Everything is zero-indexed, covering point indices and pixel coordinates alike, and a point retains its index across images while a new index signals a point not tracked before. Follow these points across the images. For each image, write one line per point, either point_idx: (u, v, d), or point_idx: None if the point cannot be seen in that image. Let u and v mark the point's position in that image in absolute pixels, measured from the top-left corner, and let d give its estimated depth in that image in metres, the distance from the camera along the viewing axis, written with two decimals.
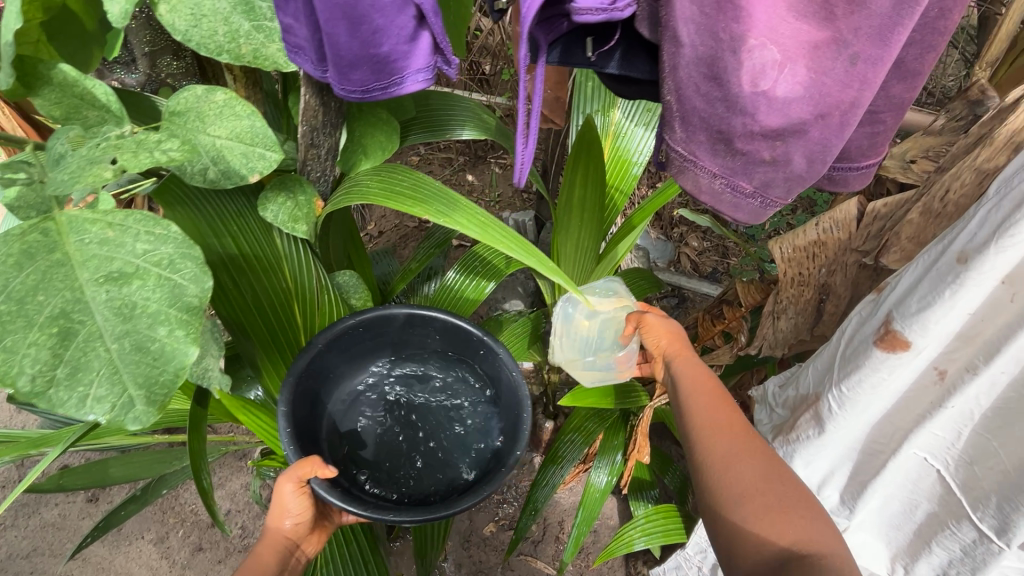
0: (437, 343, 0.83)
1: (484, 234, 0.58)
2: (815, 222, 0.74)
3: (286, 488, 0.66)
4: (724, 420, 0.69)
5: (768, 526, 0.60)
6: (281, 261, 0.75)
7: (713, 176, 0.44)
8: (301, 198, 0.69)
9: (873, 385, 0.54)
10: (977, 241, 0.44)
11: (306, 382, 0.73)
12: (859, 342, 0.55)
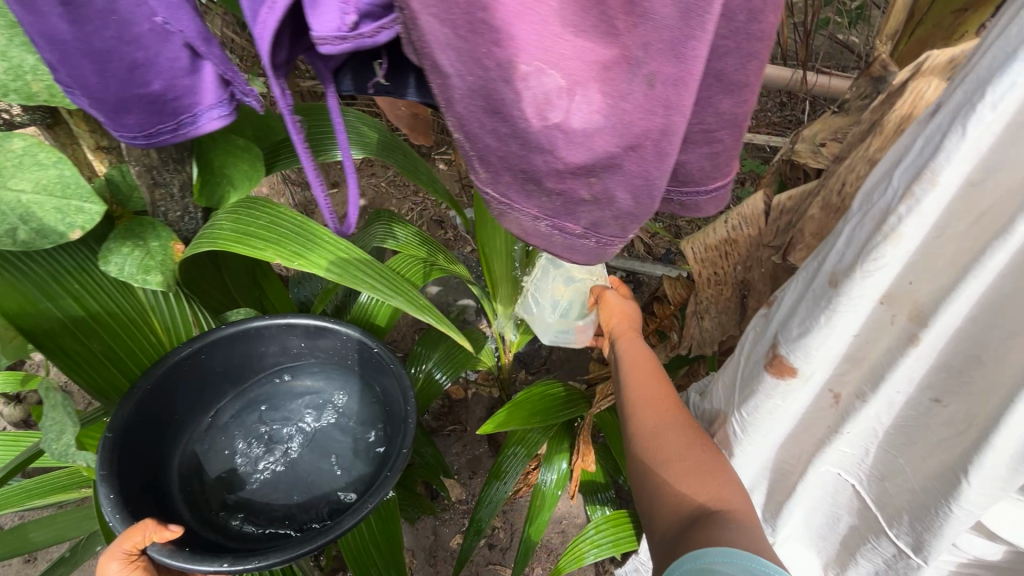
0: (301, 347, 0.75)
1: (342, 275, 0.52)
2: (724, 219, 0.70)
3: (110, 570, 0.54)
4: (657, 396, 0.69)
5: (686, 481, 0.59)
6: (149, 312, 0.67)
7: (533, 219, 0.32)
8: (153, 245, 0.61)
9: (772, 411, 0.56)
10: (844, 263, 0.43)
11: (140, 428, 0.64)
12: (753, 367, 0.55)
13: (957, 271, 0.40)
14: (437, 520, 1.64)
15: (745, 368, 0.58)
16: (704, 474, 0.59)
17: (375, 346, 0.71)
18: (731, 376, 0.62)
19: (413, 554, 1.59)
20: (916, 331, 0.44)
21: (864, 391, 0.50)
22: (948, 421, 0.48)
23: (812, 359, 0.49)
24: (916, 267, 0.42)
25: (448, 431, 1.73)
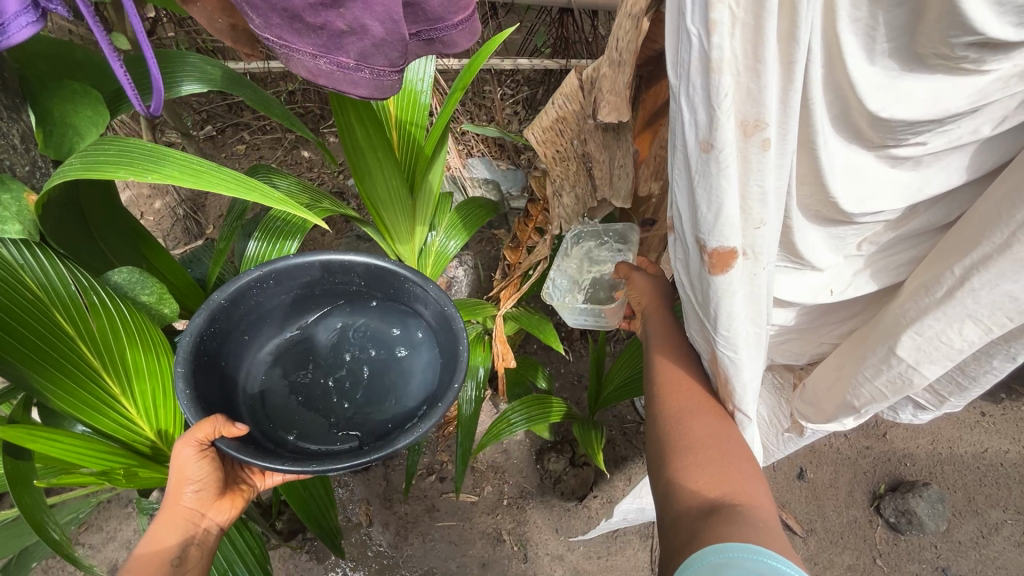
0: (360, 284, 0.86)
1: (197, 181, 0.57)
2: (552, 101, 0.82)
3: (184, 455, 0.70)
4: (683, 383, 0.72)
5: (705, 474, 0.60)
6: (18, 270, 0.69)
7: (314, 57, 0.50)
8: (4, 196, 0.62)
9: (730, 304, 0.58)
10: (704, 126, 0.46)
11: (208, 347, 0.75)
12: (700, 280, 0.57)
13: (754, 70, 0.43)
14: (387, 467, 1.73)
15: (692, 286, 0.60)
16: (723, 469, 0.61)
17: (432, 288, 0.81)
18: (699, 323, 0.65)
19: (369, 503, 1.68)
20: (764, 136, 0.47)
21: (756, 214, 0.53)
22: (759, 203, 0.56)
23: (725, 233, 0.52)
24: (744, 94, 0.45)
25: None
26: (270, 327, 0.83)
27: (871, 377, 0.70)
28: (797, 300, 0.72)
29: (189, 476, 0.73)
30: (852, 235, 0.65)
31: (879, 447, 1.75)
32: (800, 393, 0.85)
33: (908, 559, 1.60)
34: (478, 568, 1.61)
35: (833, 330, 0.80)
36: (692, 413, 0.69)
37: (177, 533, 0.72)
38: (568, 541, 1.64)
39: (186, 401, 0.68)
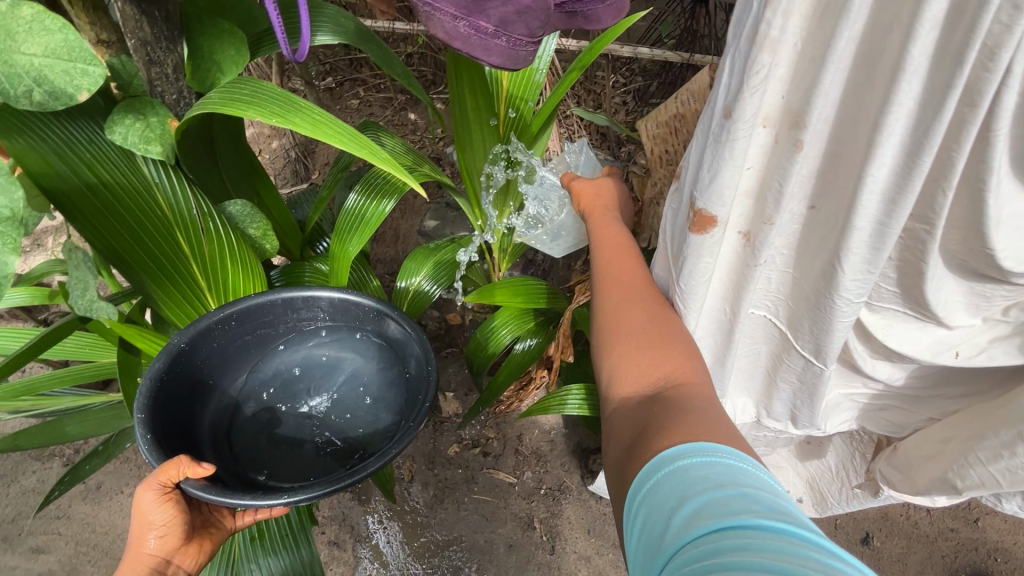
0: (324, 318, 0.89)
1: (316, 131, 0.58)
2: (674, 98, 0.75)
3: (147, 500, 0.69)
4: (621, 268, 0.73)
5: (648, 358, 0.62)
6: (153, 188, 0.75)
7: (454, 18, 0.47)
8: (153, 119, 0.68)
9: (705, 269, 0.58)
10: (732, 92, 0.46)
11: (171, 387, 0.77)
12: (681, 234, 0.58)
13: (817, 62, 0.43)
14: (435, 430, 1.78)
15: (674, 239, 0.61)
16: (665, 350, 0.63)
17: (394, 315, 0.85)
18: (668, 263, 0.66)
19: (413, 460, 1.75)
20: (799, 136, 0.47)
21: (768, 211, 0.52)
22: (814, 217, 0.53)
23: (723, 203, 0.52)
24: (792, 78, 0.45)
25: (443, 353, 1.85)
26: (233, 366, 0.85)
27: (985, 460, 0.61)
28: (914, 357, 0.62)
29: (151, 521, 0.71)
30: (1001, 297, 0.56)
31: (966, 533, 1.57)
32: (888, 455, 0.76)
33: None
34: (503, 547, 1.63)
35: (940, 402, 0.69)
36: (628, 297, 0.69)
37: None
38: (598, 544, 1.62)
39: (148, 446, 0.69)
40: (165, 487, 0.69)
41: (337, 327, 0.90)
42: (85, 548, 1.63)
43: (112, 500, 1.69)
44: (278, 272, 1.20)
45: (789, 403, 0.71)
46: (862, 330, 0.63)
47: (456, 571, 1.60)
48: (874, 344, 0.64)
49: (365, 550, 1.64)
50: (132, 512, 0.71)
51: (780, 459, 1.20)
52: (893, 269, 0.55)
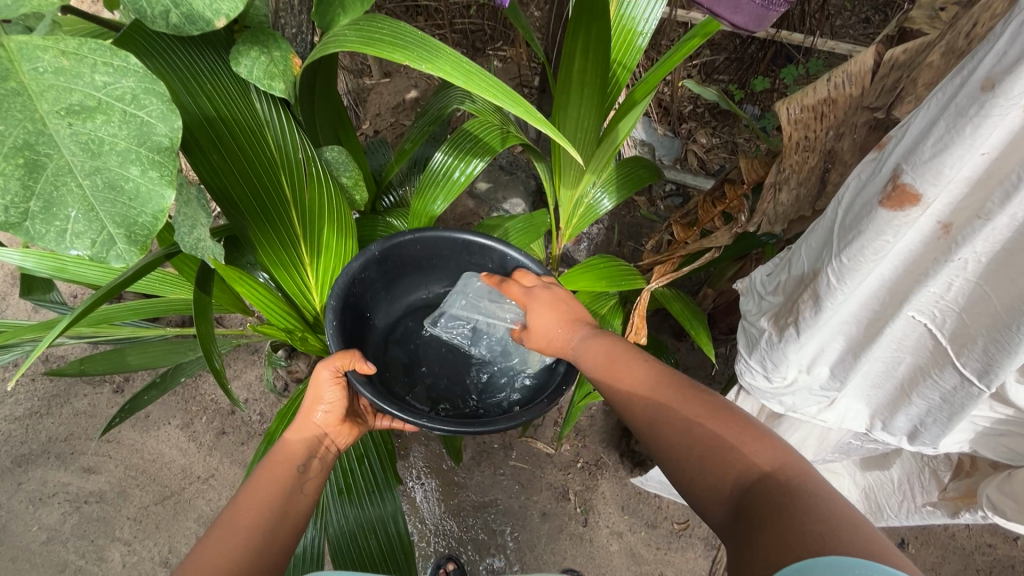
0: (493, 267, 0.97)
1: (468, 83, 0.55)
2: (827, 77, 0.69)
3: (324, 376, 0.79)
4: (639, 380, 0.67)
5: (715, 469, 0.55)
6: (263, 127, 0.73)
7: None
8: (277, 54, 0.64)
9: (886, 250, 0.54)
10: (1009, 61, 0.42)
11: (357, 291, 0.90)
12: (864, 208, 0.54)
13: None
14: None
15: (849, 215, 0.57)
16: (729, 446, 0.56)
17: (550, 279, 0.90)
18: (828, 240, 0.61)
19: None
20: None
21: (988, 207, 0.49)
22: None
23: (939, 182, 0.48)
24: None
25: None
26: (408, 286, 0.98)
27: None
28: None
29: (324, 396, 0.80)
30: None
31: (1004, 550, 1.57)
32: (1000, 481, 0.74)
33: None
34: (537, 514, 1.65)
35: None
36: (662, 407, 0.63)
37: (306, 440, 0.78)
38: (631, 522, 1.64)
39: (332, 331, 0.82)
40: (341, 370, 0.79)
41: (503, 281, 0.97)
42: (134, 473, 1.68)
43: (160, 430, 1.73)
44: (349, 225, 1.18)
45: (914, 419, 0.71)
46: None
47: (490, 533, 1.63)
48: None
49: (402, 503, 1.67)
50: (310, 385, 0.80)
51: (838, 465, 1.17)
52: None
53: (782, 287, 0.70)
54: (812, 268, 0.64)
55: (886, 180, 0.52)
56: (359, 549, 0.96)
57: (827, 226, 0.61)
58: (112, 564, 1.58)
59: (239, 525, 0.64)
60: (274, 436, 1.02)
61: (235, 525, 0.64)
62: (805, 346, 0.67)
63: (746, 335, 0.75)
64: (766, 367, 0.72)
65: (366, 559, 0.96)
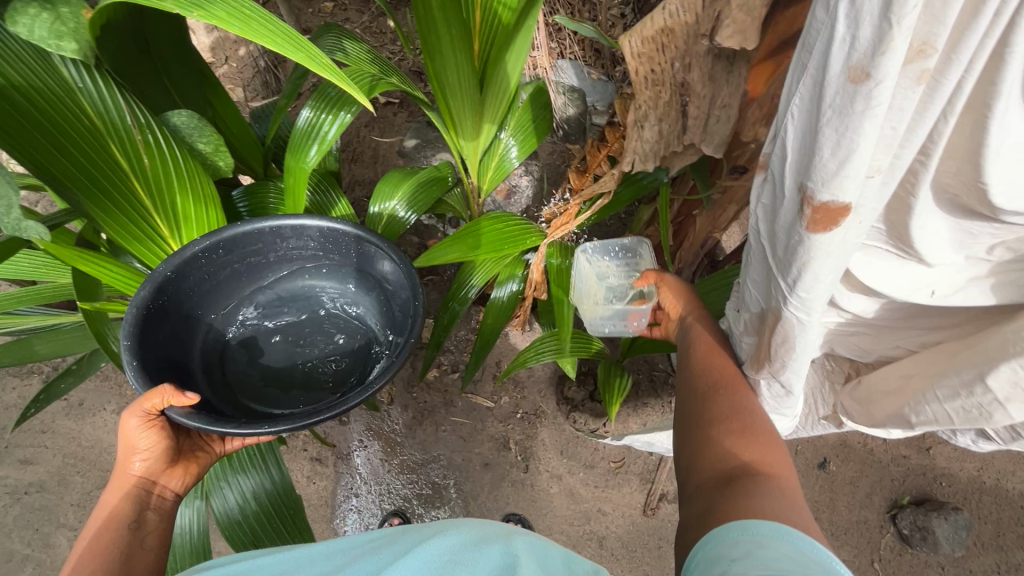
0: (312, 245, 1.03)
1: (245, 29, 0.52)
2: (663, 6, 0.67)
3: (131, 422, 0.84)
4: (720, 376, 0.82)
5: (728, 447, 0.70)
6: (75, 94, 0.74)
7: None
8: (63, 11, 0.60)
9: (821, 264, 0.55)
10: (862, 48, 0.42)
11: (169, 309, 0.91)
12: (791, 233, 0.55)
13: None
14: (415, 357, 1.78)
15: (782, 239, 0.57)
16: (748, 438, 0.71)
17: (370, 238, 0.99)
18: (764, 263, 0.64)
19: (393, 384, 1.76)
20: (926, 73, 0.42)
21: (875, 164, 0.48)
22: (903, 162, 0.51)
23: (834, 188, 0.49)
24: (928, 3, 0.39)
25: (424, 281, 1.81)
26: (221, 295, 0.99)
27: (942, 398, 0.65)
28: (887, 290, 0.66)
29: (136, 444, 0.85)
30: (988, 235, 0.57)
31: (916, 460, 1.68)
32: (852, 388, 0.83)
33: (907, 571, 1.61)
34: (480, 465, 1.70)
35: (913, 333, 0.74)
36: (725, 397, 0.78)
37: (123, 493, 0.83)
38: (570, 465, 1.70)
39: (132, 370, 0.82)
40: (149, 413, 0.84)
41: (326, 255, 1.05)
42: (74, 461, 1.66)
43: (95, 417, 1.70)
44: (243, 190, 1.18)
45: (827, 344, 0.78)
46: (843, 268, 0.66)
47: (435, 487, 1.68)
48: (854, 280, 0.68)
49: (347, 467, 1.70)
50: (120, 435, 0.85)
51: None
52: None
53: (748, 323, 0.74)
54: (766, 301, 0.66)
55: (795, 203, 0.53)
56: (243, 510, 1.08)
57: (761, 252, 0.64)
58: (59, 549, 1.59)
59: None
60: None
61: None
62: (786, 370, 0.69)
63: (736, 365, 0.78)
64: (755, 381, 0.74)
65: (252, 521, 1.09)
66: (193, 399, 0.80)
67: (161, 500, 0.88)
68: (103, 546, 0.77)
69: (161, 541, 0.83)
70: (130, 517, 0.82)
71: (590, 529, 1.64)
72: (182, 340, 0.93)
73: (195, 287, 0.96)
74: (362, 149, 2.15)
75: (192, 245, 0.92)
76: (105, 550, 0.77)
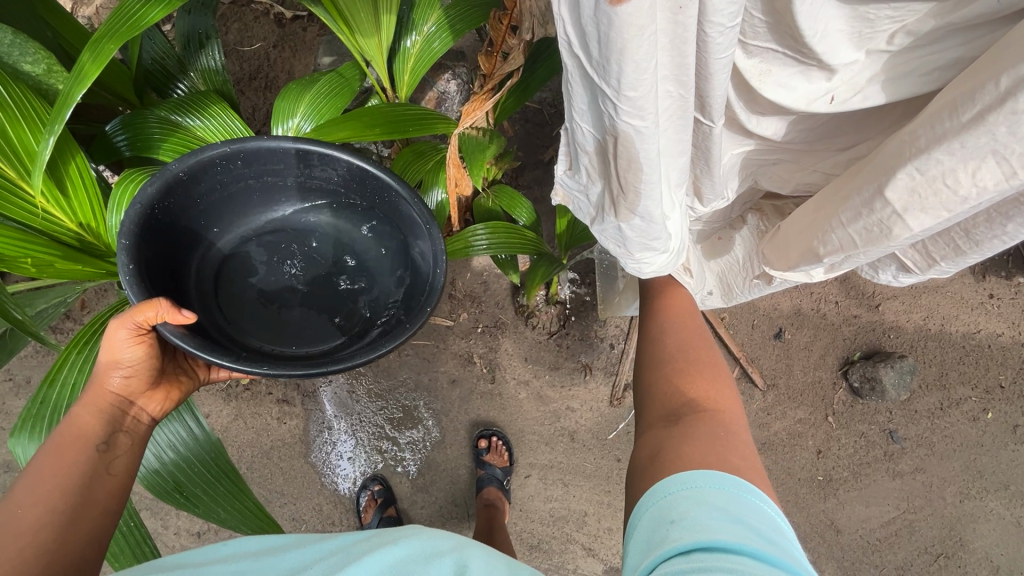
0: (338, 179, 0.95)
1: None
2: None
3: (120, 333, 0.79)
4: (681, 333, 0.88)
5: (696, 385, 0.79)
6: None
7: None
8: None
9: (635, 52, 0.46)
10: None
11: (166, 218, 0.86)
12: (596, 20, 0.45)
13: None
14: None
15: (591, 35, 0.47)
16: (702, 376, 0.80)
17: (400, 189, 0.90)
18: (586, 81, 0.54)
19: None
20: None
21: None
22: None
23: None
24: None
25: None
26: (226, 212, 0.95)
27: (846, 222, 0.66)
28: (785, 102, 0.63)
29: (122, 358, 0.82)
30: (886, 18, 0.54)
31: (866, 318, 1.73)
32: (771, 236, 0.82)
33: (859, 419, 1.71)
34: (447, 382, 1.71)
35: (831, 158, 0.75)
36: (685, 344, 0.86)
37: (96, 411, 0.82)
38: (535, 369, 1.72)
39: (127, 278, 0.78)
40: (140, 327, 0.79)
41: (349, 192, 0.97)
42: None
43: None
44: (119, 122, 1.07)
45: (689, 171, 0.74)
46: (742, 81, 0.63)
47: (406, 409, 1.70)
48: (760, 100, 0.66)
49: (315, 404, 1.69)
50: (103, 345, 0.81)
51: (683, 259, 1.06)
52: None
53: (591, 171, 0.67)
54: (601, 131, 0.60)
55: None
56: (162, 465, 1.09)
57: (579, 73, 0.54)
58: None
59: (26, 517, 0.71)
60: (65, 360, 1.01)
61: (18, 522, 0.70)
62: (641, 210, 0.65)
63: (593, 203, 0.72)
64: (609, 213, 0.69)
65: (172, 475, 1.10)
66: (189, 319, 0.77)
67: (136, 423, 0.86)
68: (67, 464, 0.76)
69: (129, 463, 0.83)
70: (101, 436, 0.81)
71: (561, 425, 1.70)
72: (180, 250, 0.90)
73: (206, 199, 0.91)
74: (275, 73, 1.95)
75: (209, 148, 0.86)
76: (70, 470, 0.76)
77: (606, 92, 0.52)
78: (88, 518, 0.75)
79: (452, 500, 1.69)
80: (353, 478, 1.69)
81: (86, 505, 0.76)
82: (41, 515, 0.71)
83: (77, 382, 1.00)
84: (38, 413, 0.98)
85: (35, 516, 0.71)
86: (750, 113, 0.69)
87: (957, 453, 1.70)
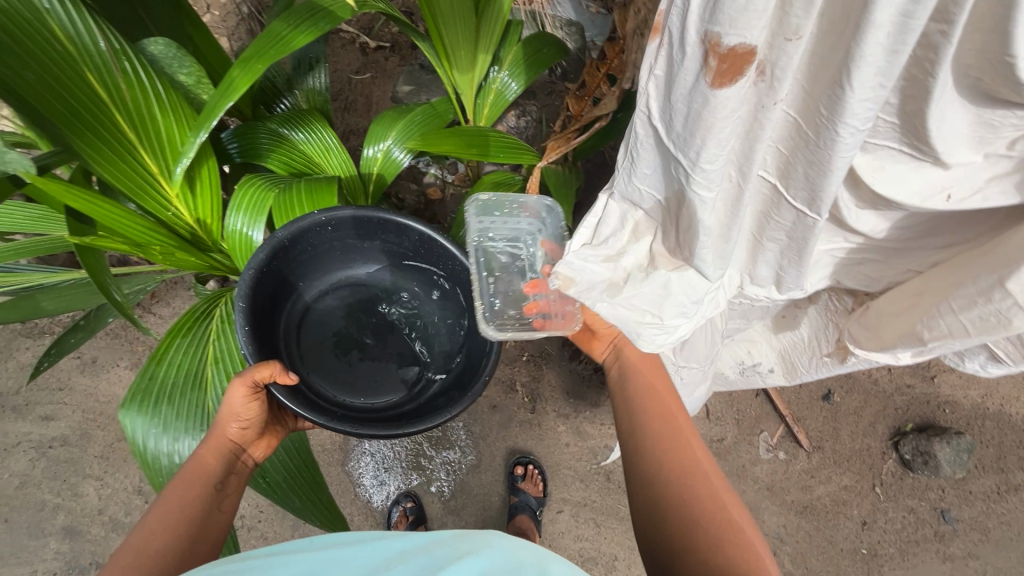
0: (412, 248, 1.11)
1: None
2: None
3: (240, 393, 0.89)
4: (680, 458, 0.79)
5: (711, 540, 0.69)
6: (45, 17, 0.80)
7: None
8: None
9: (719, 128, 0.51)
10: None
11: (273, 275, 1.02)
12: (692, 95, 0.51)
13: None
14: None
15: (680, 106, 0.53)
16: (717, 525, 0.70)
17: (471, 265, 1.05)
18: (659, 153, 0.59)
19: None
20: None
21: (794, 20, 0.46)
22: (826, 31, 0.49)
23: (741, 26, 0.45)
24: None
25: None
26: (316, 270, 1.11)
27: (958, 308, 0.67)
28: (894, 198, 0.64)
29: (237, 412, 0.90)
30: (1010, 126, 0.55)
31: (921, 388, 1.69)
32: (861, 316, 0.87)
33: (909, 494, 1.65)
34: (488, 408, 1.73)
35: (924, 256, 0.76)
36: (691, 475, 0.76)
37: (217, 455, 0.89)
38: (576, 404, 1.72)
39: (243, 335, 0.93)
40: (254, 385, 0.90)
41: (421, 263, 1.13)
42: (93, 416, 1.71)
43: (111, 373, 1.73)
44: (232, 132, 1.18)
45: (774, 265, 0.76)
46: (853, 176, 0.65)
47: (445, 429, 1.72)
48: (865, 191, 0.67)
49: None
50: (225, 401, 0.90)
51: (754, 333, 1.15)
52: (897, 90, 0.52)
53: (633, 236, 0.70)
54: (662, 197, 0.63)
55: (699, 59, 0.48)
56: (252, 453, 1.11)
57: (651, 143, 0.59)
58: (88, 497, 1.66)
59: (156, 541, 0.75)
60: (172, 342, 1.08)
61: (146, 548, 0.74)
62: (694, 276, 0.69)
63: None
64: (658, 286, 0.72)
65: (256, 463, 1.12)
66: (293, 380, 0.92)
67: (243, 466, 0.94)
68: (189, 499, 0.81)
69: (234, 503, 0.88)
70: (218, 477, 0.87)
71: (598, 464, 1.69)
72: (278, 302, 1.06)
73: (303, 260, 1.07)
74: (354, 96, 2.08)
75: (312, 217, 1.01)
76: (191, 505, 0.82)
77: (681, 163, 0.56)
78: (200, 551, 0.78)
79: (482, 527, 1.68)
80: (387, 492, 1.70)
81: (200, 538, 0.79)
82: (168, 543, 0.75)
83: (183, 362, 1.06)
84: (147, 388, 1.04)
85: (161, 545, 0.75)
86: (852, 205, 0.70)
87: (1014, 543, 1.61)
